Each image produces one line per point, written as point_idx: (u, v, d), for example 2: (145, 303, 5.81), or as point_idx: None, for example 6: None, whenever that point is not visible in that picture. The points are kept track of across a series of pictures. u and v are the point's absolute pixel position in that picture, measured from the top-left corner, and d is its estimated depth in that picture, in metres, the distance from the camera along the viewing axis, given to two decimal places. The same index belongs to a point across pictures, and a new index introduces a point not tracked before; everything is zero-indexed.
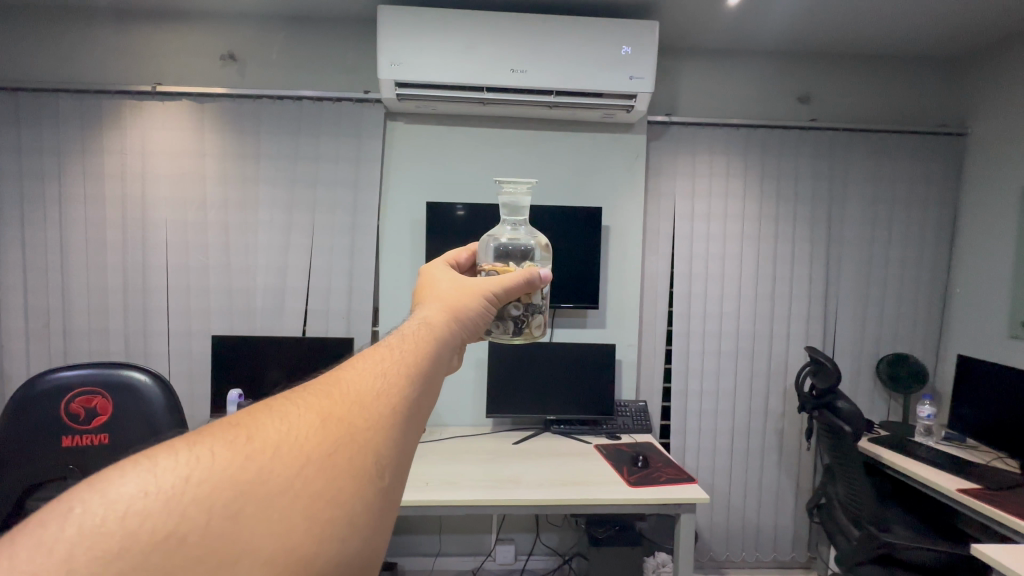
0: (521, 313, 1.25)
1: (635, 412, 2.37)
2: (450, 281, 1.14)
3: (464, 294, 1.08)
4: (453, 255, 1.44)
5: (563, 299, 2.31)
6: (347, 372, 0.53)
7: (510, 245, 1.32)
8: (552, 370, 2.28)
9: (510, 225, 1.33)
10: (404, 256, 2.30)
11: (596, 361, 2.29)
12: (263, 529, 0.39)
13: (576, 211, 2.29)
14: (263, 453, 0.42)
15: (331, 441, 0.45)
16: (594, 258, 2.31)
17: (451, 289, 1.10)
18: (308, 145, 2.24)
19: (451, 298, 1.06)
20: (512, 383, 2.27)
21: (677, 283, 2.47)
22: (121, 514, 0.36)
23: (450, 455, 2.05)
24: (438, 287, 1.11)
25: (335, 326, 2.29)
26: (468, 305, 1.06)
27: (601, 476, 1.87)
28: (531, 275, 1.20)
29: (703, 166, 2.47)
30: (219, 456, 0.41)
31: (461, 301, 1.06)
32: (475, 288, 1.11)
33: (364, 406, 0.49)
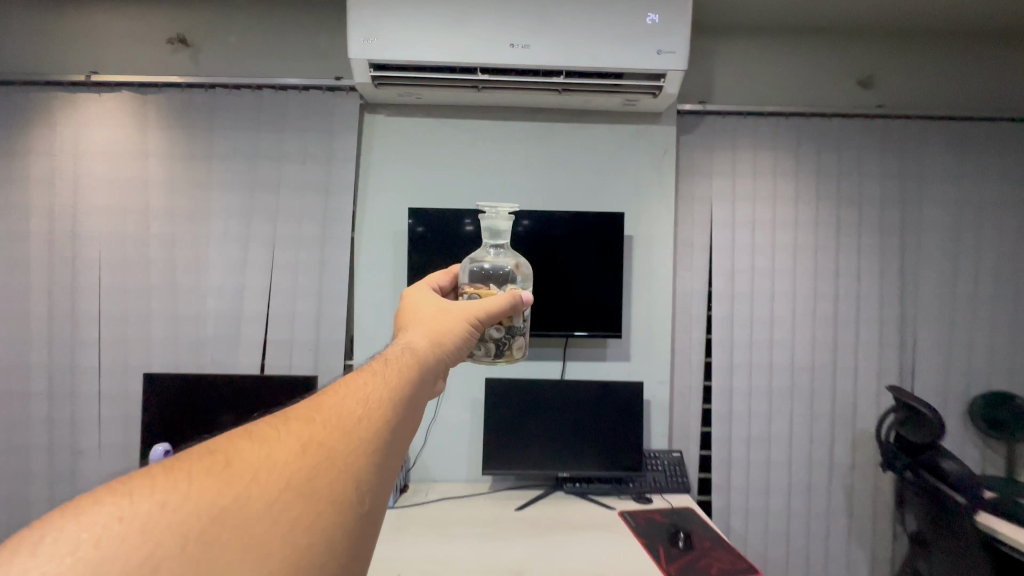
0: (501, 333, 1.45)
1: (669, 467, 1.91)
2: (439, 309, 1.37)
3: (447, 319, 1.31)
4: (437, 279, 1.55)
5: (579, 327, 1.88)
6: (330, 394, 0.54)
7: (492, 270, 1.50)
8: (565, 415, 1.84)
9: (491, 251, 1.51)
10: (384, 274, 1.90)
11: (621, 404, 1.85)
12: (242, 555, 0.37)
13: (594, 219, 1.88)
14: (243, 478, 0.41)
15: (313, 464, 0.44)
16: (617, 275, 1.88)
17: (437, 314, 1.34)
18: (269, 142, 1.87)
19: (436, 322, 1.31)
20: (516, 431, 1.83)
21: (718, 305, 2.02)
22: (91, 543, 0.33)
23: (436, 527, 1.60)
24: (428, 313, 1.36)
25: (300, 359, 1.89)
26: (448, 332, 1.29)
27: (631, 564, 1.40)
28: (514, 296, 1.42)
29: (745, 164, 2.04)
30: (195, 482, 0.39)
31: (445, 325, 1.30)
32: (461, 314, 1.35)
33: (345, 430, 0.48)
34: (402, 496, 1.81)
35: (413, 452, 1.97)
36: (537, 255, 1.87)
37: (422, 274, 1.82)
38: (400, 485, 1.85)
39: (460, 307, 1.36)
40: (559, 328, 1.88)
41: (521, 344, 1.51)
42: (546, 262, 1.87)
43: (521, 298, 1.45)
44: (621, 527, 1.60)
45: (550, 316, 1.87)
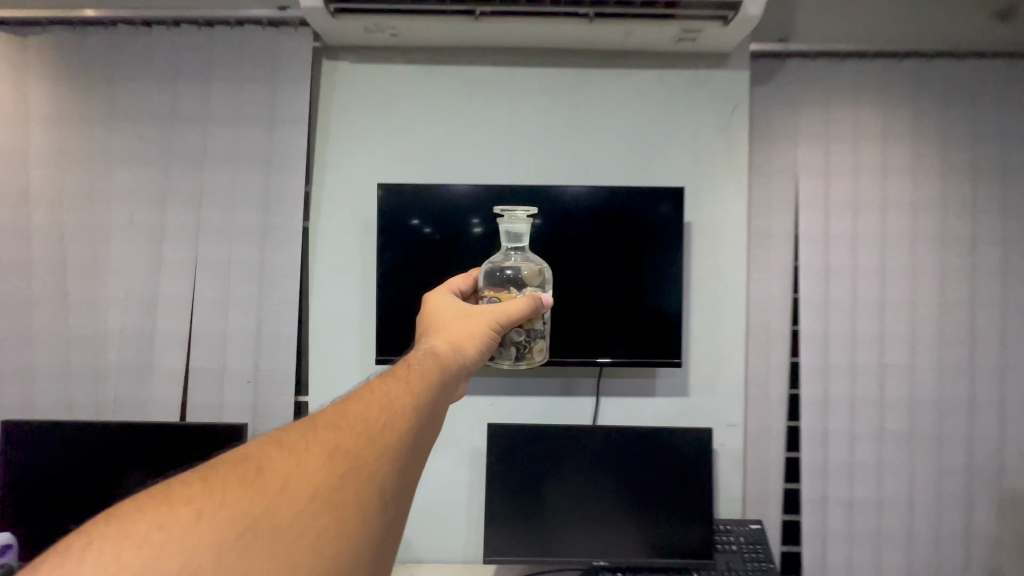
0: (524, 336, 1.06)
1: (747, 545, 1.35)
2: (455, 314, 1.06)
3: (466, 330, 1.00)
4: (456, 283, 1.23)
5: (618, 351, 1.37)
6: (356, 402, 0.63)
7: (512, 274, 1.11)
8: (600, 475, 1.31)
9: (509, 252, 1.12)
10: (348, 279, 1.39)
11: (680, 460, 1.31)
12: (270, 553, 0.45)
13: (637, 201, 1.35)
14: (271, 489, 0.49)
15: (338, 473, 0.53)
16: (668, 278, 1.37)
17: (453, 320, 1.04)
18: (190, 98, 1.36)
19: (451, 330, 1.01)
20: (531, 495, 1.31)
21: (807, 317, 1.47)
22: (143, 546, 0.41)
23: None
24: (446, 319, 1.06)
25: (233, 395, 1.37)
26: (466, 339, 0.99)
27: None
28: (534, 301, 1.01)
29: (842, 125, 1.49)
30: (232, 490, 0.48)
31: (463, 334, 1.00)
32: (480, 321, 1.02)
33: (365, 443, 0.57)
34: None
35: None
36: (559, 253, 1.35)
37: (399, 279, 1.32)
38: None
39: (479, 312, 1.04)
40: (588, 354, 1.36)
41: (543, 345, 1.11)
42: (573, 264, 1.35)
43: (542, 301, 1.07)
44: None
45: (578, 337, 1.36)
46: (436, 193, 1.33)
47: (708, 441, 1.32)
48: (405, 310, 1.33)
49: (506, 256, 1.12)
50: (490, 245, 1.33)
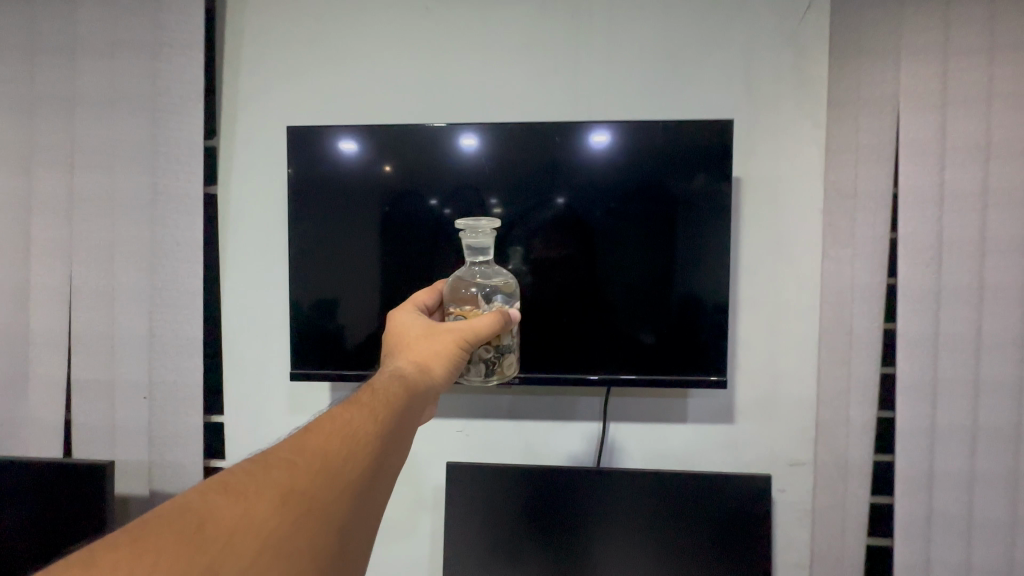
0: (491, 359, 0.76)
1: None
2: (420, 332, 0.76)
3: (433, 351, 0.72)
4: (421, 295, 0.89)
5: (629, 364, 0.99)
6: (310, 432, 0.54)
7: (480, 293, 0.78)
8: (608, 535, 0.94)
9: (475, 266, 0.78)
10: (271, 269, 1.06)
11: (724, 518, 0.93)
12: None
13: (668, 153, 0.96)
14: (216, 543, 0.43)
15: (294, 518, 0.47)
16: (697, 260, 0.98)
17: (416, 339, 0.76)
18: (54, 23, 1.03)
19: (415, 350, 0.73)
20: (512, 558, 0.95)
21: (906, 312, 1.03)
22: None
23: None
24: (409, 338, 0.77)
25: (124, 413, 1.06)
26: (433, 360, 0.71)
27: None
28: (504, 318, 0.74)
29: (970, 26, 0.98)
30: (167, 548, 0.41)
31: (429, 357, 0.72)
32: (446, 343, 0.73)
33: (326, 477, 0.51)
34: None
35: None
36: (556, 235, 0.99)
37: (338, 269, 1.01)
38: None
39: (446, 330, 0.74)
40: (588, 368, 1.00)
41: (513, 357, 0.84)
42: (591, 252, 0.99)
43: (513, 318, 0.76)
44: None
45: (576, 346, 1.00)
46: (424, 158, 0.99)
47: (762, 491, 0.93)
48: (347, 309, 1.01)
49: (471, 272, 0.78)
50: (450, 221, 0.99)
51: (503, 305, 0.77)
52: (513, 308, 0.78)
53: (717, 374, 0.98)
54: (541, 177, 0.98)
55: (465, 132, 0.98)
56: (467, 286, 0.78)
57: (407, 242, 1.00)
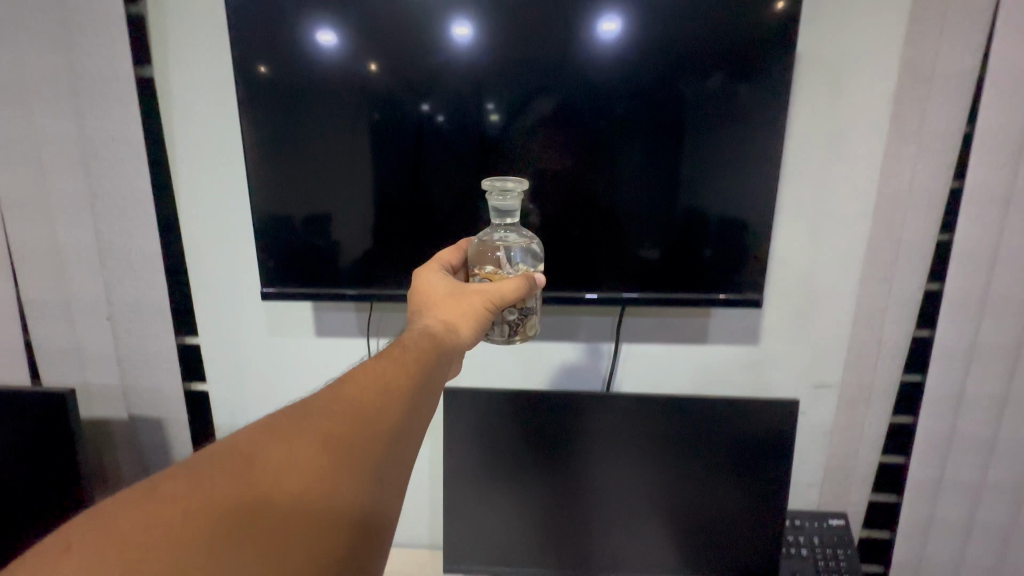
0: (517, 321, 0.68)
1: (824, 548, 0.95)
2: (444, 287, 0.69)
3: (460, 307, 0.65)
4: (444, 253, 0.77)
5: (627, 283, 0.88)
6: (345, 384, 0.51)
7: (502, 257, 0.69)
8: (621, 458, 0.89)
9: (498, 228, 0.69)
10: (227, 177, 0.91)
11: (746, 445, 0.87)
12: (253, 560, 0.39)
13: (704, 29, 0.77)
14: (254, 486, 0.41)
15: (327, 466, 0.44)
16: (733, 164, 0.82)
17: (440, 295, 0.68)
18: None
19: (438, 307, 0.66)
20: (514, 474, 0.91)
21: (970, 220, 0.88)
22: (117, 546, 0.37)
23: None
24: (431, 294, 0.69)
25: (86, 337, 0.96)
26: (458, 318, 0.64)
27: None
28: (526, 283, 0.66)
29: None
30: (211, 484, 0.41)
31: (455, 314, 0.65)
32: (472, 301, 0.65)
33: (359, 430, 0.47)
34: None
35: None
36: (555, 141, 0.82)
37: (306, 179, 0.85)
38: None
39: (472, 287, 0.67)
40: (579, 287, 0.89)
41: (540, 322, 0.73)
42: (596, 159, 0.83)
43: (538, 282, 0.68)
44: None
45: (571, 266, 0.88)
46: (404, 47, 0.79)
47: (789, 418, 0.87)
48: (320, 231, 0.87)
49: (494, 232, 0.69)
50: (443, 131, 0.82)
51: (528, 267, 0.70)
52: (537, 273, 0.68)
53: (724, 292, 0.87)
54: (548, 71, 0.79)
55: (459, 17, 0.77)
56: (490, 249, 0.69)
57: (390, 155, 0.83)
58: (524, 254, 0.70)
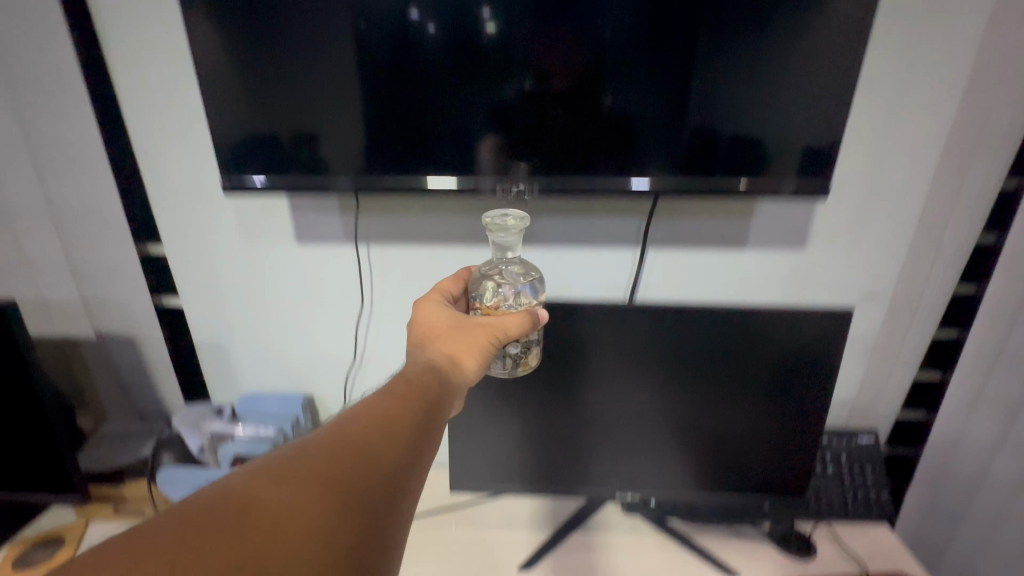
0: (518, 354, 0.66)
1: (852, 468, 0.90)
2: (445, 321, 0.62)
3: (461, 342, 0.59)
4: (444, 283, 0.71)
5: (618, 171, 0.68)
6: (350, 421, 0.46)
7: (501, 291, 0.64)
8: (647, 386, 0.81)
9: (499, 262, 0.66)
10: (173, 46, 0.74)
11: (788, 370, 0.78)
12: None
13: None
14: (258, 539, 0.37)
15: (338, 514, 0.40)
16: (816, 23, 0.61)
17: (439, 329, 0.61)
18: None
19: (438, 342, 0.60)
20: (520, 392, 0.82)
21: None
22: None
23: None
24: (429, 330, 0.62)
25: (37, 248, 0.85)
26: (459, 353, 0.58)
27: None
28: (529, 320, 0.61)
29: None
30: (208, 540, 0.36)
31: (456, 349, 0.58)
32: (474, 338, 0.59)
33: (370, 475, 0.43)
34: None
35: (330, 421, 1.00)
36: (554, 18, 0.61)
37: (266, 47, 0.64)
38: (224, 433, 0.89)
39: (474, 321, 0.61)
40: (555, 176, 0.69)
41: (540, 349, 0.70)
42: (617, 38, 0.62)
43: (541, 318, 0.63)
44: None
45: (546, 150, 0.68)
46: None
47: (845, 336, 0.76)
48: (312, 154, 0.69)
49: (494, 264, 0.66)
50: (433, 47, 0.63)
51: (529, 302, 0.65)
52: (541, 306, 0.64)
53: (745, 180, 0.68)
54: None
55: None
56: (489, 282, 0.64)
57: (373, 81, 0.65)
58: (524, 288, 0.65)
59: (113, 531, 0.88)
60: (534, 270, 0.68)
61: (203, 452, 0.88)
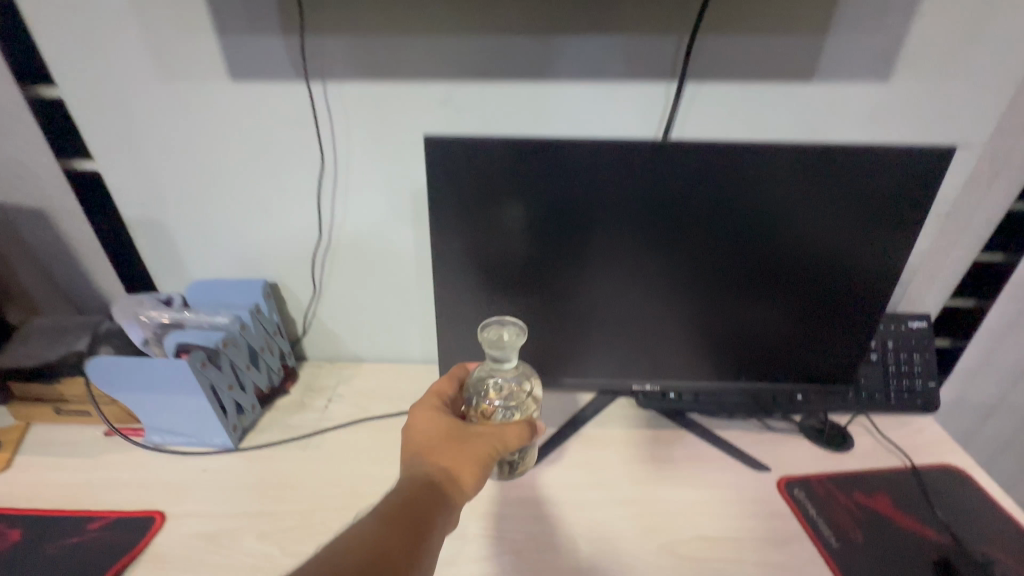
0: (515, 458, 0.65)
1: (901, 357, 0.78)
2: (441, 424, 0.56)
3: (460, 453, 0.53)
4: (437, 382, 0.63)
5: None
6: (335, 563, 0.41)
7: (499, 404, 0.62)
8: (683, 258, 0.65)
9: (493, 375, 0.62)
10: None
11: (856, 234, 0.63)
12: None
13: None
14: None
15: None
16: None
17: (433, 437, 0.55)
18: None
19: (434, 453, 0.53)
20: (523, 261, 0.65)
21: None
22: None
23: (307, 551, 0.59)
24: (424, 437, 0.55)
25: None
26: (460, 467, 0.52)
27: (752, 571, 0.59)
28: (525, 433, 0.57)
29: None
30: None
31: (455, 460, 0.52)
32: (474, 450, 0.53)
33: None
34: (269, 414, 0.79)
35: (298, 311, 0.86)
36: None
37: None
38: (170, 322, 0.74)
39: (473, 429, 0.55)
40: None
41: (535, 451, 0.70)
42: None
43: (537, 426, 0.59)
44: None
45: None
46: None
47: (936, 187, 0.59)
48: None
49: (488, 378, 0.62)
50: None
51: (525, 414, 0.62)
52: (540, 419, 0.62)
53: None
54: None
55: None
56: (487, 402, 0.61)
57: None
58: (520, 403, 0.63)
59: (58, 434, 0.77)
60: (531, 379, 0.65)
61: (149, 346, 0.72)
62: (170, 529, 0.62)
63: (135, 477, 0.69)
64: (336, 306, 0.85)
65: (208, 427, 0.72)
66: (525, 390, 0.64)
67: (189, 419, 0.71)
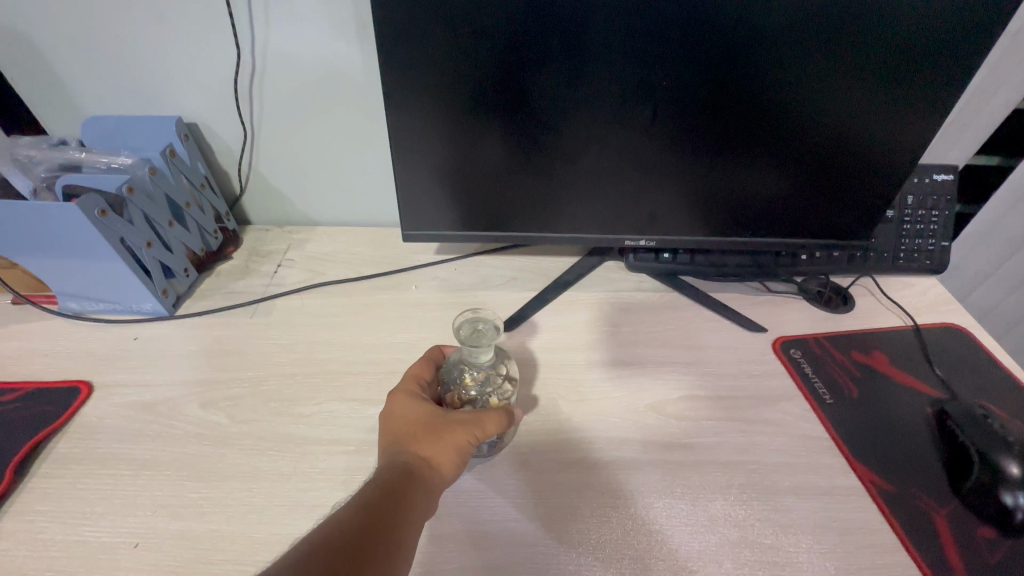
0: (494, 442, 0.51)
1: (920, 214, 0.70)
2: (416, 410, 0.47)
3: (435, 440, 0.45)
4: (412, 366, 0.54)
5: None
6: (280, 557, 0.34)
7: (473, 396, 0.51)
8: (696, 83, 0.52)
9: (467, 368, 0.52)
10: None
11: (916, 50, 0.49)
12: None
13: None
14: None
15: None
16: None
17: (407, 426, 0.47)
18: None
19: (407, 443, 0.45)
20: (499, 79, 0.52)
21: None
22: None
23: (258, 418, 0.53)
24: (398, 425, 0.47)
25: None
26: (434, 454, 0.44)
27: (741, 427, 0.55)
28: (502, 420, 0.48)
29: None
30: None
31: (428, 450, 0.45)
32: (451, 436, 0.45)
33: None
34: (208, 280, 0.69)
35: (230, 160, 0.72)
36: None
37: None
38: (63, 166, 0.60)
39: (450, 413, 0.47)
40: None
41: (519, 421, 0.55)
42: None
43: (515, 415, 0.50)
44: (819, 441, 0.54)
45: None
46: None
47: None
48: None
49: (462, 369, 0.53)
50: None
51: (501, 401, 0.52)
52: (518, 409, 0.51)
53: None
54: None
55: None
56: (460, 395, 0.51)
57: None
58: (496, 391, 0.52)
59: None
60: (511, 368, 0.54)
61: (39, 196, 0.58)
62: (101, 399, 0.55)
63: (55, 348, 0.60)
64: (275, 152, 0.71)
65: (132, 291, 0.61)
66: (503, 374, 0.53)
67: (105, 281, 0.60)
